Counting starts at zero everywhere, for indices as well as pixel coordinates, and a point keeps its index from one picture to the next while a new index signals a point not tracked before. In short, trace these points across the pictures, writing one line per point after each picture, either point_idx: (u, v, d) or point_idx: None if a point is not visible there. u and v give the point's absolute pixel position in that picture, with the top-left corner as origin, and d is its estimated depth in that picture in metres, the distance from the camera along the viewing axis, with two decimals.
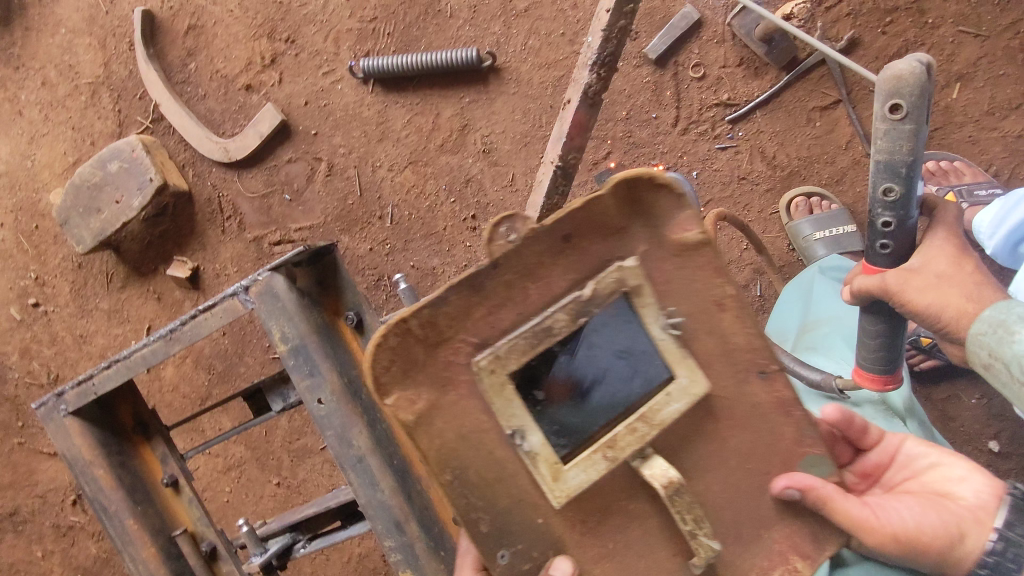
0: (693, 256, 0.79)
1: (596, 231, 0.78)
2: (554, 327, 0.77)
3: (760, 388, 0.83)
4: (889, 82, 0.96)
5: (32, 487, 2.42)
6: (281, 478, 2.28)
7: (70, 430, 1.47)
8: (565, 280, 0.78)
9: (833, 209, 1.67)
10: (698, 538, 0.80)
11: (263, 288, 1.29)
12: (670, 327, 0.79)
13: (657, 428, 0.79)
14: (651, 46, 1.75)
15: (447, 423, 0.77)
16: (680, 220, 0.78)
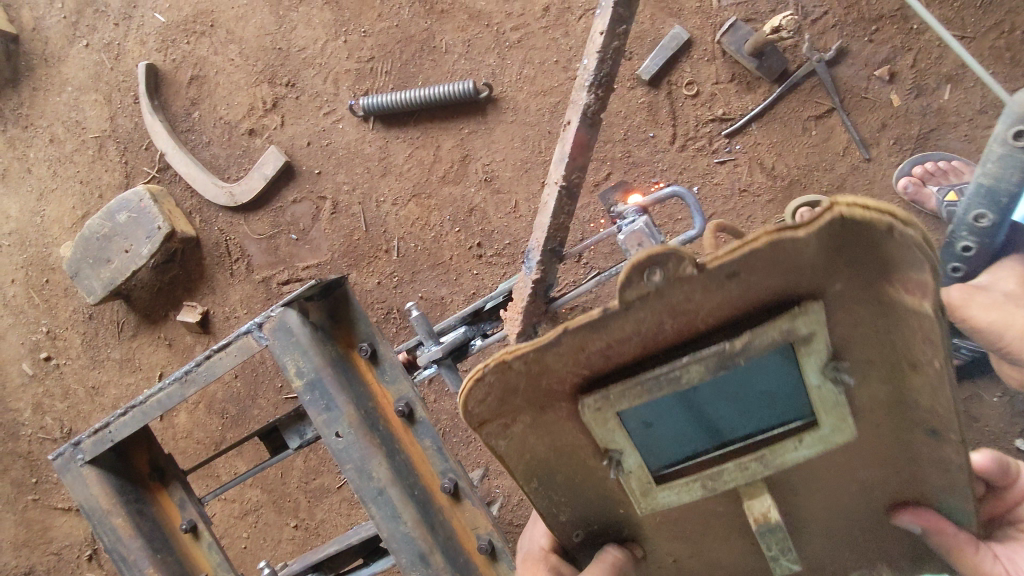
0: (901, 315, 0.61)
1: (774, 267, 0.60)
2: (682, 377, 0.65)
3: (926, 443, 0.73)
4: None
5: (47, 544, 2.39)
6: (299, 520, 2.25)
7: (87, 479, 1.47)
8: (711, 319, 0.64)
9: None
10: (779, 562, 0.79)
11: (277, 325, 1.29)
12: (834, 373, 0.65)
13: (774, 468, 0.73)
14: (643, 67, 1.79)
15: (540, 435, 0.75)
16: (910, 278, 0.58)
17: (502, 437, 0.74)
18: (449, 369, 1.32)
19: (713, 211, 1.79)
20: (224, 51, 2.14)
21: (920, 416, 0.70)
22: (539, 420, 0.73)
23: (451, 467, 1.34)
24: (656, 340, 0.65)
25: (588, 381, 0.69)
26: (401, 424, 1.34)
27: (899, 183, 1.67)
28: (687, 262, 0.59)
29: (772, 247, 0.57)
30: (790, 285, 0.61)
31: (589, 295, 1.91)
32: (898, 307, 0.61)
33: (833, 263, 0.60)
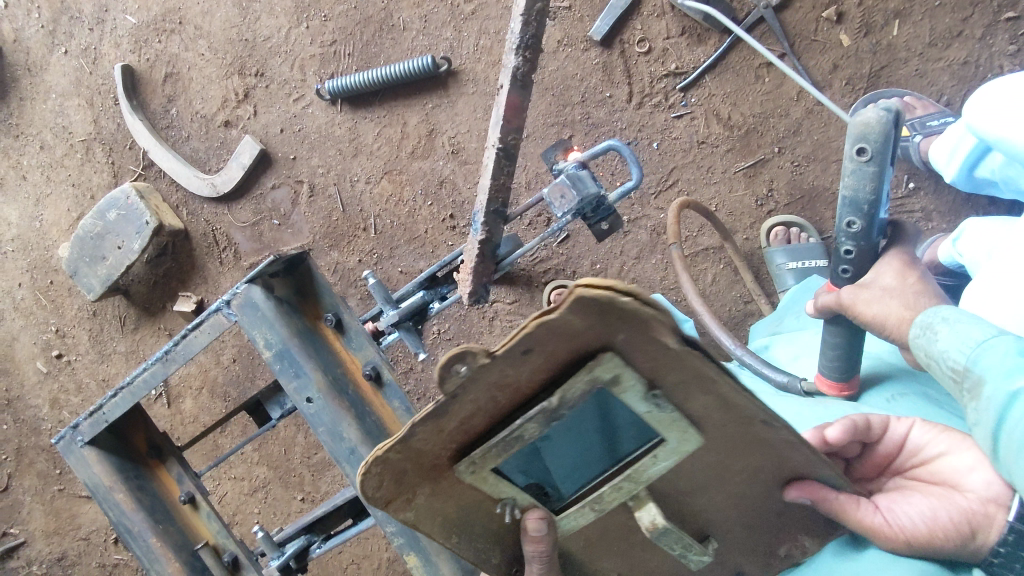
0: (681, 353, 0.65)
1: (555, 338, 0.64)
2: (524, 434, 0.72)
3: (770, 432, 0.77)
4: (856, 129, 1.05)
5: (76, 531, 2.54)
6: (305, 493, 2.36)
7: (89, 459, 1.57)
8: (534, 382, 0.69)
9: (810, 241, 1.73)
10: (688, 556, 0.94)
11: (244, 300, 1.37)
12: (655, 402, 0.71)
13: (645, 483, 0.82)
14: (595, 28, 1.81)
15: (445, 500, 0.82)
16: (663, 325, 0.62)
17: (409, 510, 0.82)
18: (409, 332, 1.38)
19: (674, 164, 1.83)
20: (194, 46, 2.20)
21: (754, 413, 0.73)
22: (436, 490, 0.81)
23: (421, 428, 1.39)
24: (497, 409, 0.72)
25: (461, 451, 0.76)
26: (370, 387, 1.41)
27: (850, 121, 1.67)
28: (480, 355, 0.63)
29: (542, 327, 0.61)
30: (582, 347, 0.66)
31: (560, 257, 1.96)
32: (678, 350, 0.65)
33: (606, 326, 0.63)
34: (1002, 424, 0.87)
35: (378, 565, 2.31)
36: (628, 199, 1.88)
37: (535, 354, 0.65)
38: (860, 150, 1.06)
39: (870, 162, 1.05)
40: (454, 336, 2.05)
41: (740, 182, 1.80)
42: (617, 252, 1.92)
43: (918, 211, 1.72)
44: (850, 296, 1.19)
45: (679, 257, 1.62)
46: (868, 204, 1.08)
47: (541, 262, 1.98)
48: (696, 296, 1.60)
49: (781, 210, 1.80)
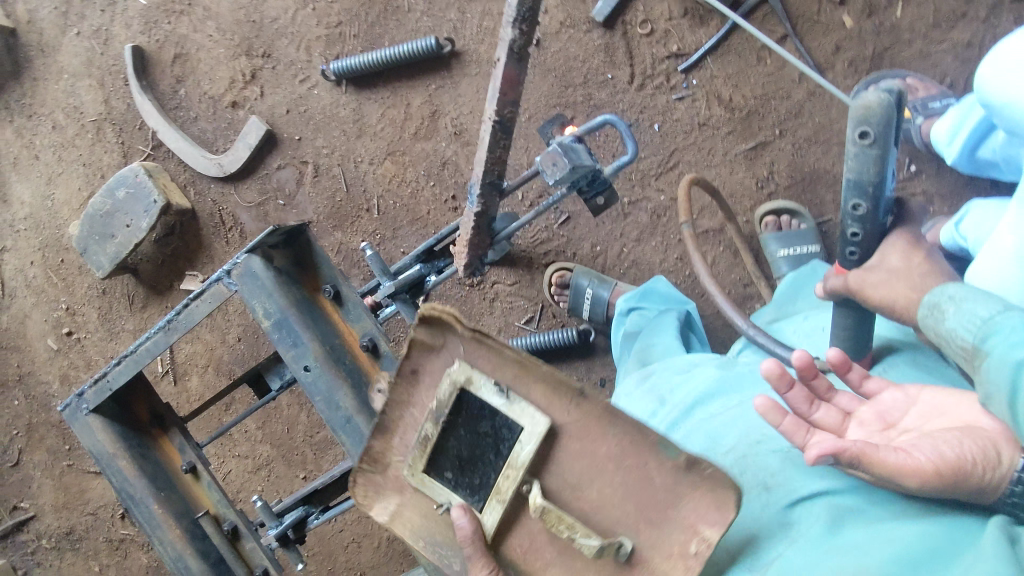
0: (487, 345, 0.93)
1: (427, 354, 1.02)
2: (428, 433, 1.01)
3: (592, 400, 0.90)
4: (857, 110, 0.92)
5: (84, 505, 2.58)
6: (308, 471, 2.39)
7: (93, 426, 1.60)
8: (431, 393, 1.03)
9: (802, 227, 1.72)
10: (577, 540, 0.93)
11: (243, 270, 1.39)
12: (501, 392, 0.95)
13: (521, 468, 0.95)
14: (597, 9, 1.82)
15: (415, 509, 1.08)
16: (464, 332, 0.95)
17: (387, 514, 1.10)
18: (405, 304, 1.39)
19: (675, 146, 1.84)
20: (203, 28, 2.23)
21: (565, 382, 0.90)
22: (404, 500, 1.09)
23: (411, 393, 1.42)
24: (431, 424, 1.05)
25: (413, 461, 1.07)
26: (368, 358, 1.44)
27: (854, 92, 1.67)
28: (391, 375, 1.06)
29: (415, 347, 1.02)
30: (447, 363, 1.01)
31: (561, 239, 1.97)
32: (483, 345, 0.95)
33: (449, 343, 0.99)
34: (1017, 394, 0.78)
35: (378, 544, 2.33)
36: (629, 181, 1.88)
37: (422, 372, 1.04)
38: (861, 133, 0.94)
39: (875, 146, 0.92)
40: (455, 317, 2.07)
41: (741, 164, 1.81)
42: (617, 234, 1.93)
43: (919, 193, 1.72)
44: (855, 285, 1.08)
45: (689, 235, 1.60)
46: (872, 187, 0.96)
47: (542, 244, 1.99)
48: (708, 275, 1.56)
49: (781, 193, 1.80)
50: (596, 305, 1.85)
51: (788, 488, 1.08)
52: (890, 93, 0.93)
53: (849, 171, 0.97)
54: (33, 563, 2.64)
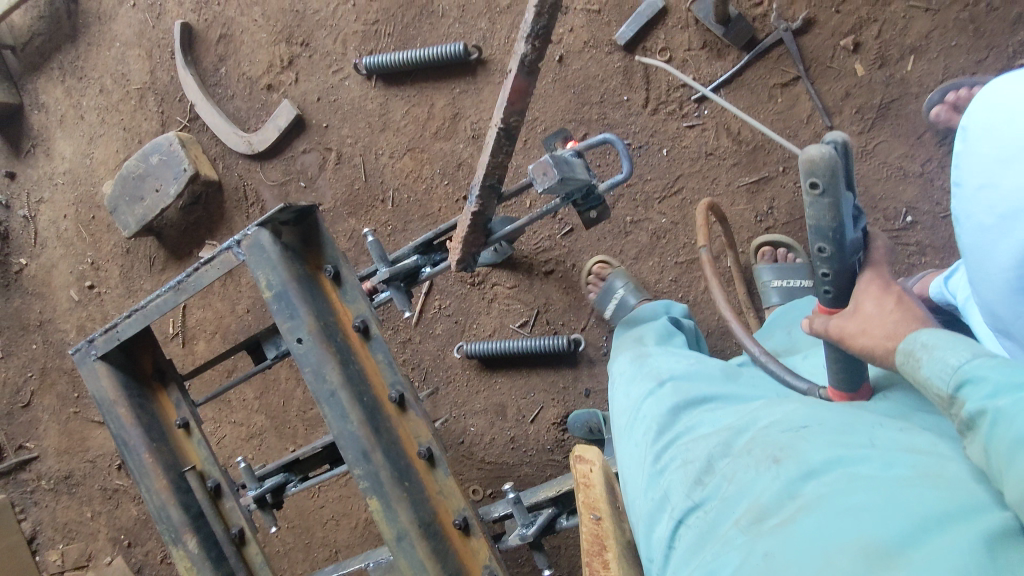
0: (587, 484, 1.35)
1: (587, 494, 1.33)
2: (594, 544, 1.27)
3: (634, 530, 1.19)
4: (802, 162, 0.83)
5: (85, 452, 2.69)
6: (297, 446, 2.47)
7: (99, 372, 1.71)
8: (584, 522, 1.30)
9: (797, 261, 1.77)
10: None
11: (253, 242, 1.48)
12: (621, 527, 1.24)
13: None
14: (619, 33, 1.89)
15: None
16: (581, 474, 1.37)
17: None
18: (398, 291, 1.48)
19: (681, 172, 1.90)
20: (249, 12, 2.35)
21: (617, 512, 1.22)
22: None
23: (399, 380, 1.52)
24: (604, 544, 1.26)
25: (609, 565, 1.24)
26: (358, 339, 1.52)
27: (932, 112, 1.68)
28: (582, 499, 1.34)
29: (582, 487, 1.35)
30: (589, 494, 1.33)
31: (562, 249, 2.05)
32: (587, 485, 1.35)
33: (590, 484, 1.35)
34: (987, 441, 0.75)
35: (356, 524, 2.41)
36: (634, 200, 1.95)
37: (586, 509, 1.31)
38: (811, 184, 0.84)
39: (826, 195, 0.82)
40: (453, 312, 2.15)
41: (743, 197, 1.86)
42: (617, 251, 1.99)
43: (913, 244, 1.74)
44: (837, 332, 0.97)
45: (710, 260, 1.62)
46: (833, 234, 0.86)
47: (543, 252, 2.06)
48: (723, 297, 1.55)
49: (778, 229, 1.84)
50: (619, 308, 1.84)
51: (797, 460, 0.92)
52: (834, 143, 0.84)
53: (807, 218, 0.87)
54: (31, 502, 2.77)
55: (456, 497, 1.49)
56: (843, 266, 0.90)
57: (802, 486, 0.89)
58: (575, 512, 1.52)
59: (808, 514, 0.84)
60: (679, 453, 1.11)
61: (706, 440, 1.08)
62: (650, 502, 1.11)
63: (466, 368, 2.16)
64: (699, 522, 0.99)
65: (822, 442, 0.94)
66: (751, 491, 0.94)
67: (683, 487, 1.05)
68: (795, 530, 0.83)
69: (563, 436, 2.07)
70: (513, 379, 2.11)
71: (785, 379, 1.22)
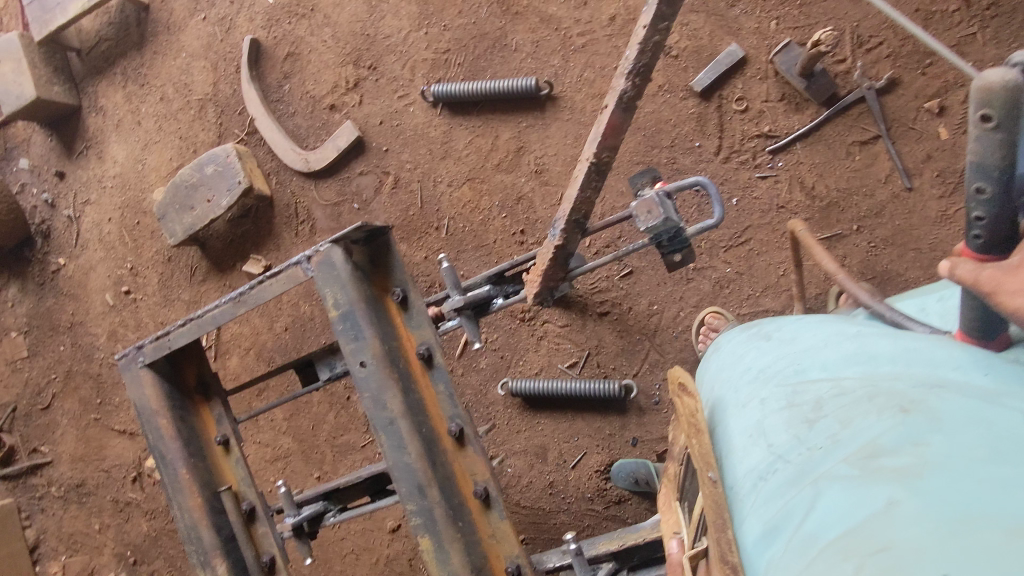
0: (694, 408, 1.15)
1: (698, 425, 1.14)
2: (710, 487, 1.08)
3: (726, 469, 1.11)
4: (976, 89, 0.77)
5: (100, 461, 2.61)
6: (323, 472, 2.39)
7: (143, 380, 1.63)
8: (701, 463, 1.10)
9: None
10: None
11: (323, 258, 1.41)
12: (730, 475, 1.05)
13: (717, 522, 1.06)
14: (697, 79, 1.88)
15: None
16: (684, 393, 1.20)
17: None
18: (468, 321, 1.43)
19: (750, 222, 1.87)
20: (319, 33, 2.36)
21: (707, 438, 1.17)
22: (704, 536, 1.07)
23: (459, 413, 1.46)
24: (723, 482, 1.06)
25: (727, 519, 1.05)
26: (420, 367, 1.47)
27: None
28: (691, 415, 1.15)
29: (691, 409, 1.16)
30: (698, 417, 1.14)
31: (619, 291, 2.00)
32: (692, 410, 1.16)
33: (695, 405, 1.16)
34: None
35: (376, 561, 2.30)
36: (699, 247, 1.91)
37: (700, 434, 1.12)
38: (982, 115, 0.78)
39: (1002, 129, 0.77)
40: (500, 347, 2.09)
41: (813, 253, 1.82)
42: (677, 297, 1.95)
43: None
44: (991, 283, 0.82)
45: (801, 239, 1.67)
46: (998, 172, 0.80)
47: (599, 292, 2.01)
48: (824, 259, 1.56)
49: (848, 287, 1.79)
50: None
51: (929, 414, 0.88)
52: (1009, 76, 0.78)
53: (969, 153, 0.82)
54: (38, 509, 2.68)
55: (508, 543, 1.43)
56: (1007, 209, 0.83)
57: (931, 436, 0.84)
58: (635, 569, 1.46)
59: (943, 469, 0.79)
60: (783, 396, 1.07)
61: (817, 384, 1.05)
62: (740, 438, 1.09)
63: (509, 407, 2.09)
64: (799, 460, 0.96)
65: (959, 403, 0.89)
66: (867, 433, 0.90)
67: (787, 427, 1.02)
68: (924, 481, 0.79)
69: (605, 486, 1.98)
70: (557, 421, 2.04)
71: (906, 325, 1.28)
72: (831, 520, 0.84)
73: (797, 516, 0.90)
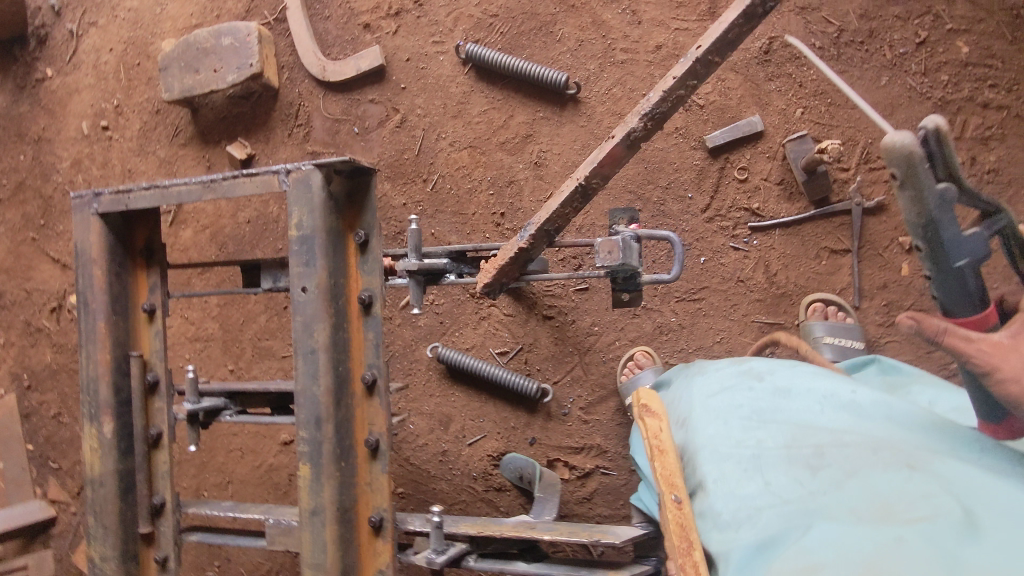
0: (656, 429, 1.42)
1: (658, 445, 1.38)
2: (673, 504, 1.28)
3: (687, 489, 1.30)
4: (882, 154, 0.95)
5: (24, 281, 2.58)
6: (237, 366, 2.43)
7: (91, 226, 1.61)
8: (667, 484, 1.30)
9: (846, 321, 1.82)
10: None
11: (302, 178, 1.43)
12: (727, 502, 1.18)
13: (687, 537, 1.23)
14: (711, 135, 1.93)
15: None
16: (648, 414, 1.45)
17: None
18: (416, 285, 1.46)
19: (707, 284, 1.94)
20: None
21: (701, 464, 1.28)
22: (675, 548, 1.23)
23: (378, 364, 1.48)
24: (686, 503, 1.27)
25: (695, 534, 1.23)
26: (356, 309, 1.49)
27: None
28: (652, 431, 1.41)
29: (649, 427, 1.42)
30: (656, 435, 1.40)
31: (569, 302, 2.06)
32: (655, 430, 1.42)
33: (654, 426, 1.43)
34: None
35: (258, 465, 2.36)
36: (654, 289, 1.98)
37: (662, 453, 1.37)
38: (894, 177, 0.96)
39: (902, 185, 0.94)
40: (442, 312, 2.14)
41: (751, 332, 1.92)
42: (618, 327, 2.02)
43: None
44: None
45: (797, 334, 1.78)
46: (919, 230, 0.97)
47: (551, 296, 2.07)
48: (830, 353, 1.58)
49: None
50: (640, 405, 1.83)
51: (928, 472, 1.06)
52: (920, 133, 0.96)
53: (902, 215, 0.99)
54: None
55: (380, 496, 1.49)
56: (945, 266, 0.98)
57: (934, 487, 1.02)
58: (483, 558, 1.55)
59: (946, 516, 0.96)
60: (784, 437, 1.22)
61: (817, 432, 1.21)
62: (732, 462, 1.22)
63: (430, 370, 2.15)
64: (797, 494, 1.11)
65: (956, 468, 1.06)
66: (874, 480, 1.06)
67: (787, 464, 1.16)
68: (929, 527, 0.95)
69: (492, 471, 2.07)
70: (469, 398, 2.11)
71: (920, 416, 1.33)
72: (830, 549, 0.98)
73: (795, 539, 1.03)
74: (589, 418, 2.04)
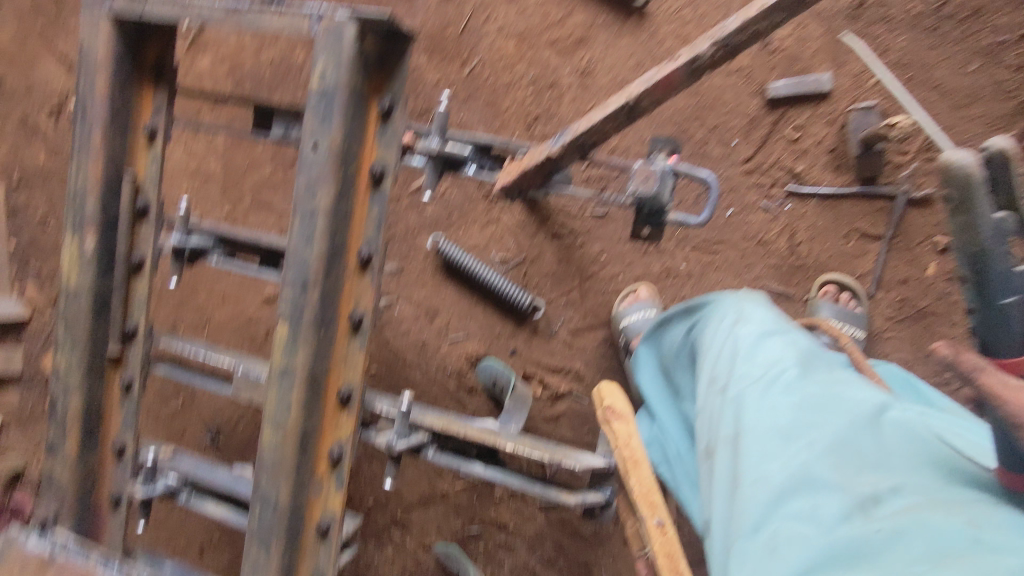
0: (623, 436, 1.45)
1: (627, 453, 1.43)
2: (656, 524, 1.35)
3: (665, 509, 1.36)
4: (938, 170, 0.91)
5: (22, 71, 2.41)
6: (233, 211, 2.36)
7: (99, 27, 1.46)
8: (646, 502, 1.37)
9: (856, 308, 1.76)
10: None
11: (333, 26, 1.30)
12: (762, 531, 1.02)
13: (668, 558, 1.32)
14: (775, 84, 1.80)
15: None
16: (612, 414, 1.48)
17: None
18: (432, 168, 1.41)
19: (728, 238, 1.87)
20: None
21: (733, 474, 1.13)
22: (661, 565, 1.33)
23: (375, 243, 1.44)
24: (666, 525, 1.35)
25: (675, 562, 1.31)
26: (365, 182, 1.42)
27: None
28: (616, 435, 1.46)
29: (613, 428, 1.46)
30: (624, 442, 1.44)
31: (583, 224, 1.99)
32: (622, 435, 1.45)
33: (619, 429, 1.46)
34: None
35: (239, 313, 2.35)
36: (672, 231, 1.91)
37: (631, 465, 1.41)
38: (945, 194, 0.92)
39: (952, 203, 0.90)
40: (452, 205, 2.05)
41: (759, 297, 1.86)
42: (626, 260, 1.97)
43: None
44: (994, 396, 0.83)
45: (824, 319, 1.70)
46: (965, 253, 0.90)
47: (565, 214, 2.00)
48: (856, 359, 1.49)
49: None
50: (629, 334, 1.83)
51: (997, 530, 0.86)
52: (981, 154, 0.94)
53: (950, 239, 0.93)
54: None
55: (352, 372, 1.48)
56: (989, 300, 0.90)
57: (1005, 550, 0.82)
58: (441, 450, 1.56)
59: None
60: (830, 459, 1.03)
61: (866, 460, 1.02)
62: (770, 481, 1.05)
63: (427, 260, 2.09)
64: (840, 532, 0.94)
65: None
66: (934, 531, 0.87)
67: (834, 496, 0.99)
68: None
69: (467, 372, 2.06)
70: (460, 297, 2.07)
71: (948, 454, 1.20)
72: None
73: None
74: (574, 343, 2.02)
